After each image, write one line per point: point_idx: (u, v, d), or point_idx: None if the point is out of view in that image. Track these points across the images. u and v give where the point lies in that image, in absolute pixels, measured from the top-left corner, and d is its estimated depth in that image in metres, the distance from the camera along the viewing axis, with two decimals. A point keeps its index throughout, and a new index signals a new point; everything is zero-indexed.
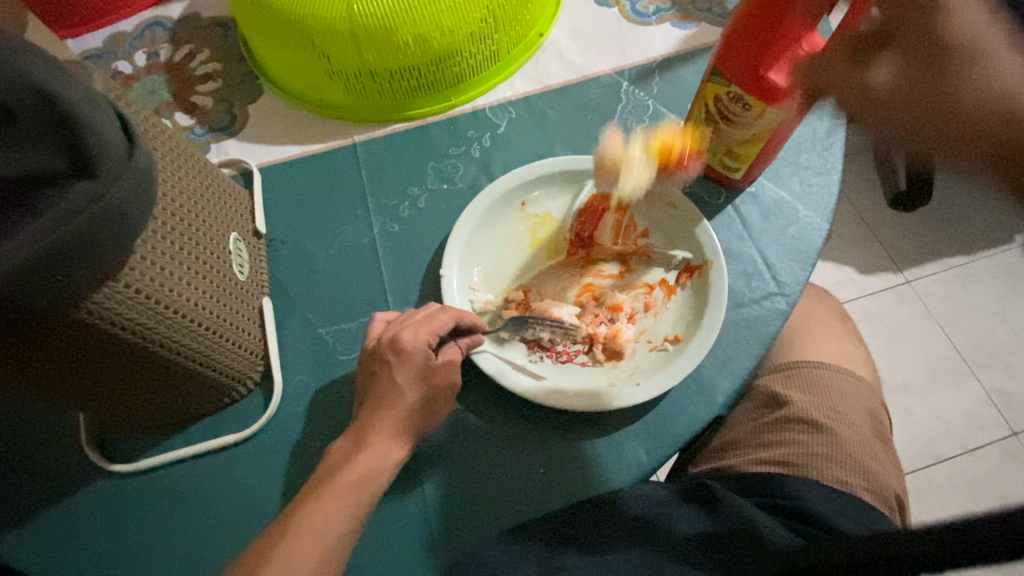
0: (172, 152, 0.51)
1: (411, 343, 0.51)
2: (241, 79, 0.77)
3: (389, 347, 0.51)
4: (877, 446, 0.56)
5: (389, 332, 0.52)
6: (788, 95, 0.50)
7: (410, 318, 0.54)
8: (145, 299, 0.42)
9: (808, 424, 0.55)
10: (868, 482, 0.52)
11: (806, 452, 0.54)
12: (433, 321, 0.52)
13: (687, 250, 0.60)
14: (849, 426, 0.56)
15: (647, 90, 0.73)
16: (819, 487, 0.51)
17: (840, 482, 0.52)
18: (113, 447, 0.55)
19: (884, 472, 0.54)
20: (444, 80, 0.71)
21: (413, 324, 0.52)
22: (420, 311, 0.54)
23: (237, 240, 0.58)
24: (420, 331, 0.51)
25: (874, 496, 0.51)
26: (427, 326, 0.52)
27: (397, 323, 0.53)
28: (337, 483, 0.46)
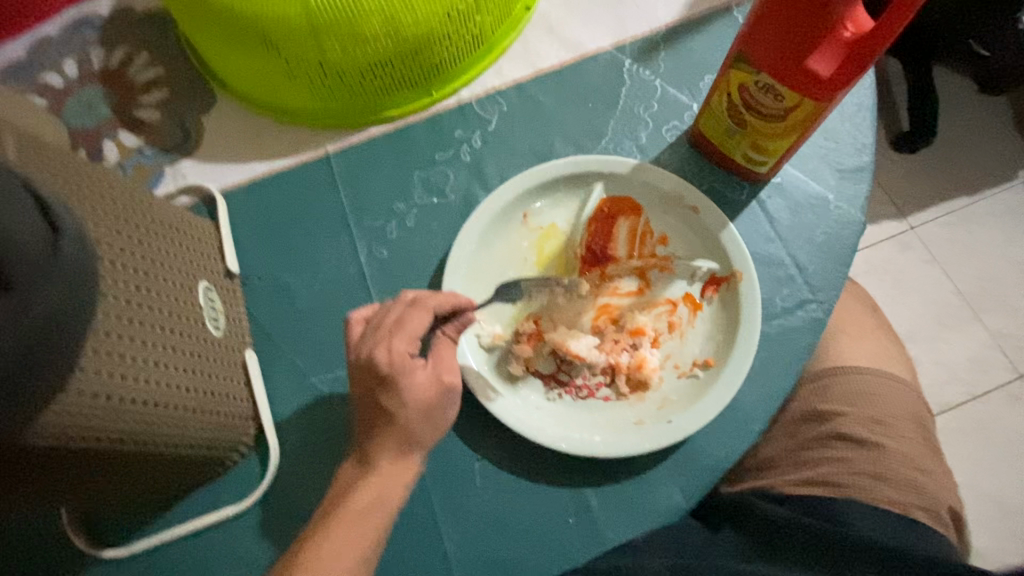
0: (123, 206, 0.44)
1: (390, 360, 0.45)
2: (188, 85, 0.67)
3: (368, 372, 0.45)
4: (922, 461, 0.53)
5: (363, 346, 0.46)
6: (830, 86, 0.43)
7: (381, 323, 0.47)
8: (109, 401, 0.36)
9: (855, 441, 0.53)
10: (918, 502, 0.49)
11: (854, 472, 0.51)
12: (408, 326, 0.46)
13: (711, 259, 0.54)
14: (898, 438, 0.54)
15: (652, 68, 0.64)
16: (861, 507, 0.49)
17: (892, 504, 0.50)
18: (102, 531, 0.50)
19: (934, 486, 0.52)
20: (422, 72, 0.62)
21: (386, 333, 0.46)
22: (391, 313, 0.47)
23: (207, 290, 0.51)
24: (396, 343, 0.45)
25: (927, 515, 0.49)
26: (402, 333, 0.46)
27: (368, 333, 0.47)
28: (352, 532, 0.42)
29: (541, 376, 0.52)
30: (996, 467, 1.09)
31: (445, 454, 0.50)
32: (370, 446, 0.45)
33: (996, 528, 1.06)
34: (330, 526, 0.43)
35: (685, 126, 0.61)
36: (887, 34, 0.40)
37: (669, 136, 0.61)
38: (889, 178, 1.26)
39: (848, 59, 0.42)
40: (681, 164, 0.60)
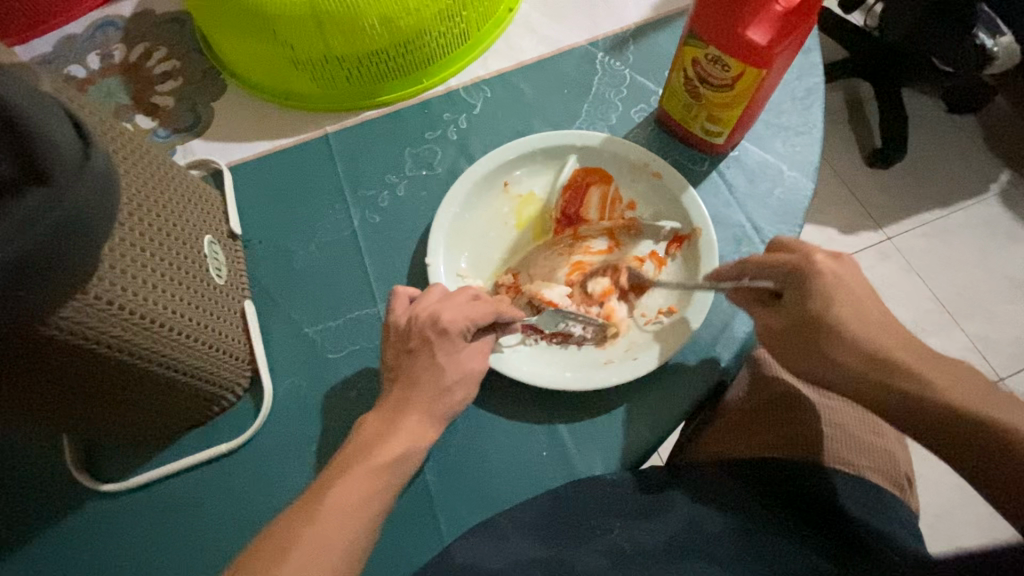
0: (140, 157, 0.49)
1: (452, 331, 0.48)
2: (201, 76, 0.74)
3: (423, 328, 0.48)
4: None
5: (427, 310, 0.49)
6: (768, 53, 0.49)
7: (451, 298, 0.50)
8: (118, 310, 0.40)
9: (814, 406, 0.57)
10: None
11: (815, 435, 0.55)
12: (477, 311, 0.49)
13: (675, 220, 0.59)
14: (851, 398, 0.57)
15: (623, 59, 0.71)
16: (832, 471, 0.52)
17: (846, 464, 0.54)
18: (103, 466, 0.53)
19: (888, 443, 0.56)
20: (414, 61, 0.68)
21: (452, 306, 0.49)
22: (457, 295, 0.50)
23: (211, 242, 0.56)
24: (463, 316, 0.49)
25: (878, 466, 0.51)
26: (468, 314, 0.49)
27: (435, 300, 0.50)
28: (368, 463, 0.43)
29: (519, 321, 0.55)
30: None
31: None
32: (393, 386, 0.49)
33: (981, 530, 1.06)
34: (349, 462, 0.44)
35: (652, 109, 0.68)
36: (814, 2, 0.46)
37: (638, 117, 0.67)
38: (861, 189, 1.33)
39: (783, 28, 0.48)
40: (648, 141, 0.65)
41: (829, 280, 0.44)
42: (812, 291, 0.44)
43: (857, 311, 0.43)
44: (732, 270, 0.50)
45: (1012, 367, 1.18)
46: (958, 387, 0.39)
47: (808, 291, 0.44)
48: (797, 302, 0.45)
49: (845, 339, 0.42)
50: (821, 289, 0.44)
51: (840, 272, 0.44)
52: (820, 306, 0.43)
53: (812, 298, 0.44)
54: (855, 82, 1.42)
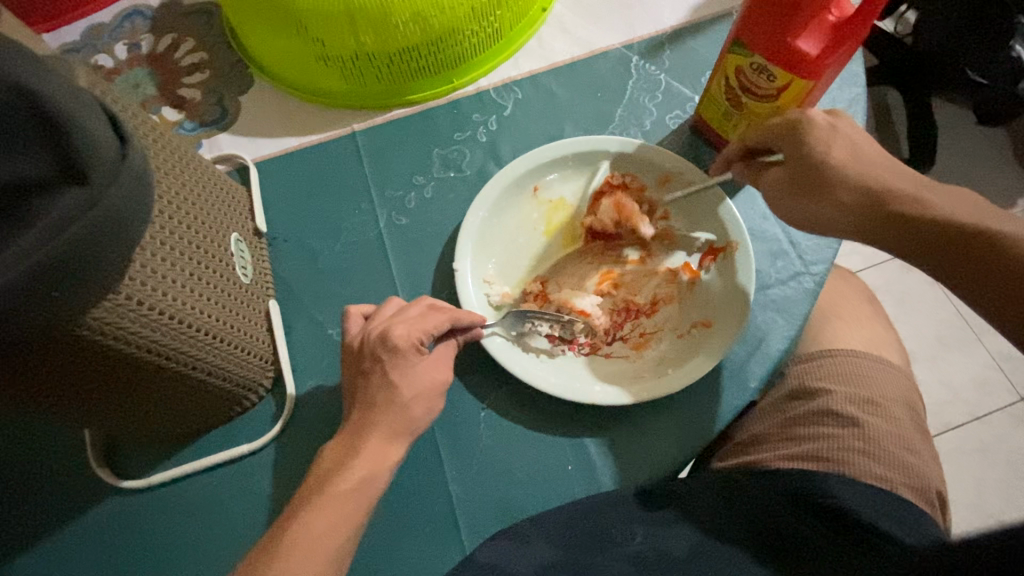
0: (171, 154, 0.48)
1: (401, 344, 0.46)
2: (229, 69, 0.73)
3: (376, 350, 0.47)
4: (923, 443, 0.53)
5: (376, 329, 0.48)
6: (817, 64, 0.48)
7: (398, 315, 0.49)
8: (147, 311, 0.39)
9: (845, 418, 0.51)
10: (909, 479, 0.48)
11: (843, 448, 0.49)
12: (428, 322, 0.48)
13: (710, 231, 0.57)
14: (890, 420, 0.52)
15: (658, 64, 0.69)
16: (849, 480, 0.47)
17: (878, 480, 0.48)
18: (122, 463, 0.53)
19: (923, 466, 0.50)
20: (446, 61, 0.67)
21: (403, 321, 0.48)
22: (410, 308, 0.49)
23: (238, 240, 0.55)
24: (413, 329, 0.47)
25: (918, 494, 0.47)
26: (419, 325, 0.48)
27: (380, 319, 0.49)
28: (331, 491, 0.42)
29: (541, 327, 0.54)
30: (998, 490, 1.08)
31: (452, 403, 0.53)
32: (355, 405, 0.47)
33: None
34: (311, 493, 0.43)
35: (688, 116, 0.66)
36: (870, 13, 0.44)
37: (672, 124, 0.65)
38: None
39: (835, 39, 0.47)
40: (683, 149, 0.64)
41: (824, 128, 0.46)
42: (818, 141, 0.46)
43: (872, 166, 0.45)
44: (735, 147, 0.53)
45: None
46: (969, 215, 0.42)
47: (809, 133, 0.46)
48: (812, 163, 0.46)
49: (844, 172, 0.45)
50: (822, 132, 0.46)
51: (844, 124, 0.47)
52: (839, 168, 0.45)
53: (814, 138, 0.46)
54: (884, 89, 1.38)
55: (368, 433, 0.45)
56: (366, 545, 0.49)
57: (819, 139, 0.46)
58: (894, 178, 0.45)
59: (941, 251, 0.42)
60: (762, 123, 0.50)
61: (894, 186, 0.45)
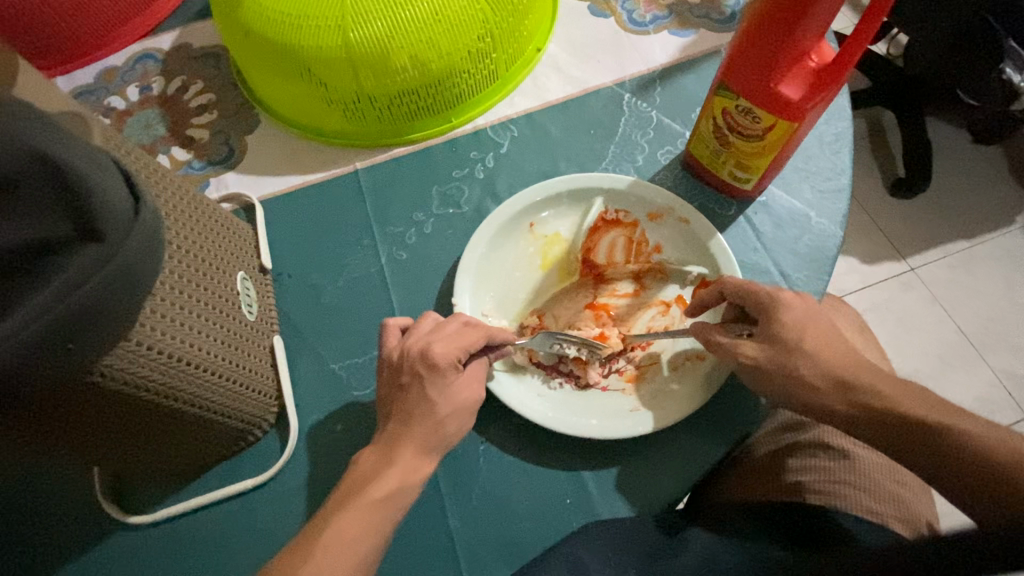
0: (181, 202, 0.51)
1: (440, 360, 0.48)
2: (236, 109, 0.76)
3: (413, 365, 0.48)
4: (913, 476, 0.53)
5: (416, 344, 0.49)
6: (798, 108, 0.50)
7: (438, 330, 0.50)
8: (157, 355, 0.41)
9: (836, 451, 0.52)
10: (899, 512, 0.49)
11: (834, 480, 0.50)
12: (466, 339, 0.49)
13: (701, 266, 0.59)
14: (879, 452, 0.53)
15: (650, 101, 0.72)
16: (846, 513, 0.48)
17: (870, 513, 0.48)
18: (130, 498, 0.54)
19: (915, 499, 0.51)
20: (444, 101, 0.70)
21: (442, 338, 0.49)
22: (449, 324, 0.50)
23: (244, 279, 0.57)
24: (451, 347, 0.48)
25: (908, 526, 0.48)
26: (457, 343, 0.49)
27: (422, 335, 0.50)
28: (364, 497, 0.43)
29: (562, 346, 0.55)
30: None
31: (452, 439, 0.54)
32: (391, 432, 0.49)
33: None
34: (344, 501, 0.44)
35: (679, 152, 0.68)
36: (847, 60, 0.47)
37: (664, 159, 0.68)
38: (885, 220, 1.31)
39: (816, 83, 0.49)
40: (675, 184, 0.66)
41: (795, 312, 0.47)
42: (788, 323, 0.46)
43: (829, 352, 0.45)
44: (712, 292, 0.53)
45: None
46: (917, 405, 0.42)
47: (781, 321, 0.47)
48: (776, 341, 0.46)
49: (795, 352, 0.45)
50: (794, 317, 0.47)
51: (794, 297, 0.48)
52: (795, 349, 0.45)
53: (786, 326, 0.46)
54: (878, 111, 1.40)
55: (396, 451, 0.45)
56: None
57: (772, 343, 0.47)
58: (841, 360, 0.45)
59: (899, 436, 0.41)
60: (738, 276, 0.51)
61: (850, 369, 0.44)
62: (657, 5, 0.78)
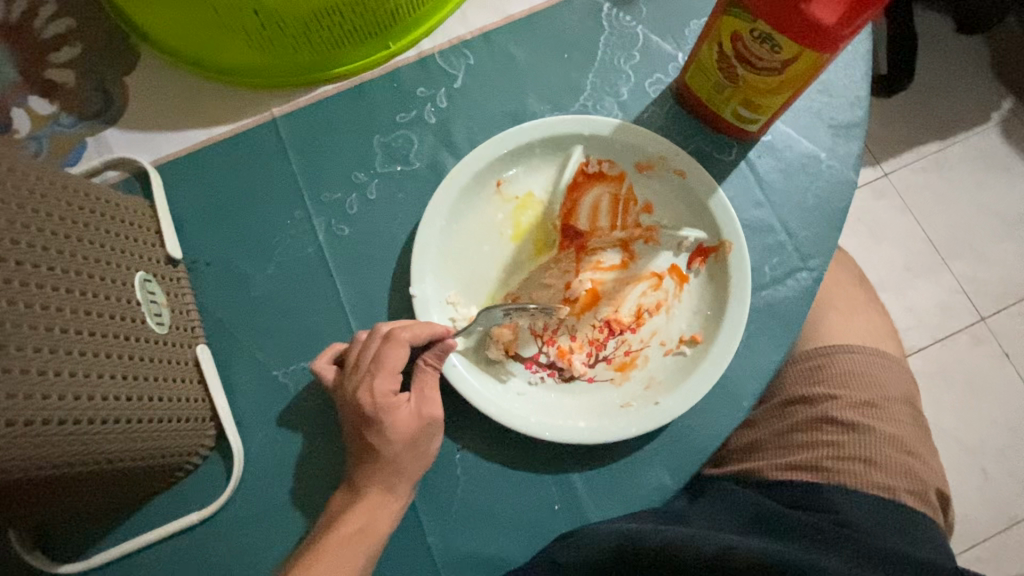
0: (47, 198, 0.38)
1: (373, 402, 0.43)
2: (107, 42, 0.58)
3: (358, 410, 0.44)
4: (924, 441, 0.50)
5: (346, 389, 0.45)
6: (833, 35, 0.39)
7: (360, 363, 0.45)
8: (29, 425, 0.31)
9: (842, 424, 0.48)
10: (913, 485, 0.45)
11: (839, 456, 0.47)
12: (387, 364, 0.44)
13: (700, 229, 0.50)
14: (892, 423, 0.49)
15: (633, 13, 0.58)
16: (851, 493, 0.44)
17: (881, 488, 0.44)
18: (54, 546, 0.46)
19: (928, 470, 0.47)
20: (378, 22, 0.55)
21: (367, 376, 0.44)
22: (370, 349, 0.45)
23: (146, 281, 0.45)
24: (377, 383, 0.44)
25: (923, 501, 0.45)
26: (383, 371, 0.44)
27: (348, 374, 0.45)
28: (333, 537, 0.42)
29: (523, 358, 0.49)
30: (957, 410, 1.09)
31: None
32: (362, 473, 0.44)
33: (958, 468, 1.07)
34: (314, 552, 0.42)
35: (670, 80, 0.56)
36: None
37: (653, 91, 0.56)
38: None
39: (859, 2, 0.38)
40: (666, 123, 0.55)
41: None
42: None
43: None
44: None
45: (998, 306, 1.13)
46: None
47: None
48: None
49: None
50: None
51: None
52: None
53: None
54: None
55: None
56: None
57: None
58: None
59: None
60: None
61: None
62: None
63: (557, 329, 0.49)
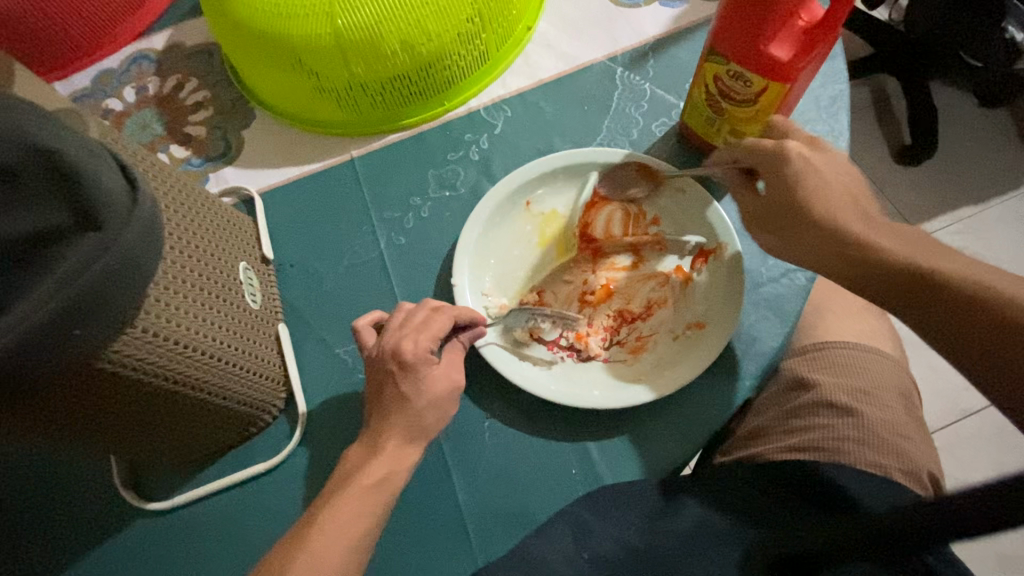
0: (185, 196, 0.51)
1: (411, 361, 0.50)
2: (231, 105, 0.76)
3: (387, 363, 0.50)
4: (916, 429, 0.54)
5: (388, 341, 0.51)
6: (790, 68, 0.49)
7: (407, 323, 0.52)
8: (163, 340, 0.42)
9: (839, 408, 0.53)
10: (902, 464, 0.50)
11: (837, 437, 0.51)
12: (432, 327, 0.51)
13: (700, 235, 0.59)
14: (883, 408, 0.53)
15: (642, 74, 0.71)
16: (849, 470, 0.49)
17: (874, 466, 0.49)
18: (147, 487, 0.55)
19: (918, 452, 0.51)
20: (437, 85, 0.70)
21: (412, 332, 0.51)
22: (416, 316, 0.52)
23: (246, 269, 0.57)
24: (420, 339, 0.50)
25: (911, 477, 0.49)
26: (427, 332, 0.51)
27: (393, 329, 0.51)
28: (354, 484, 0.46)
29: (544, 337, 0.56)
30: None
31: (461, 416, 0.54)
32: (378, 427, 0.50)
33: None
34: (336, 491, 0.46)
35: (673, 123, 0.68)
36: (837, 17, 0.46)
37: (659, 132, 0.67)
38: (892, 188, 1.25)
39: (806, 43, 0.48)
40: (670, 155, 0.66)
41: (797, 164, 0.47)
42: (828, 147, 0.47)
43: (845, 203, 0.46)
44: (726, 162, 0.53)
45: None
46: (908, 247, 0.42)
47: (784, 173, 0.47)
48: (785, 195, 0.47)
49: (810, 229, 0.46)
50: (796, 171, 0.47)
51: (818, 159, 0.47)
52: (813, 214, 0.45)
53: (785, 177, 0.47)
54: (882, 80, 1.35)
55: (387, 434, 0.48)
56: (388, 547, 0.51)
57: (800, 163, 0.47)
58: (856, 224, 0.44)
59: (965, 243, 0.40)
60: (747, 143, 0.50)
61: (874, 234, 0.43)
62: None
63: (575, 317, 0.58)
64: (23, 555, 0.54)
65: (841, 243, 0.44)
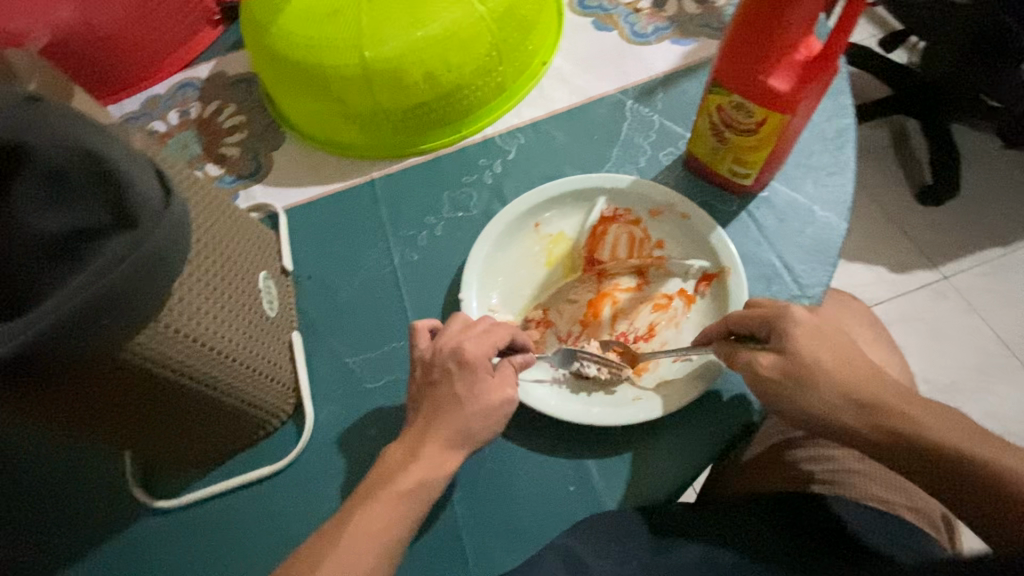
0: (216, 207, 0.55)
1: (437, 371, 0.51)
2: (264, 129, 0.81)
3: (446, 361, 0.50)
4: None
5: (448, 341, 0.51)
6: (789, 99, 0.51)
7: (468, 329, 0.52)
8: (183, 337, 0.44)
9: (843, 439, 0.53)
10: (910, 502, 0.50)
11: (843, 470, 0.51)
12: (495, 336, 0.51)
13: (704, 259, 0.60)
14: None
15: (651, 106, 0.74)
16: (853, 505, 0.48)
17: (880, 502, 0.49)
18: (157, 484, 0.57)
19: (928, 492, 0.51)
20: (455, 113, 0.74)
21: (474, 338, 0.51)
22: (478, 324, 0.52)
23: (266, 278, 0.60)
24: (483, 345, 0.50)
25: (921, 516, 0.49)
26: (488, 340, 0.51)
27: (452, 332, 0.52)
28: (393, 487, 0.45)
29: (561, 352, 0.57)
30: None
31: None
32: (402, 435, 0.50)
33: None
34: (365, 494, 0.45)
35: (680, 153, 0.70)
36: (834, 49, 0.48)
37: (666, 160, 0.70)
38: (913, 228, 1.24)
39: (804, 75, 0.50)
40: (676, 183, 0.68)
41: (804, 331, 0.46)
42: (798, 340, 0.46)
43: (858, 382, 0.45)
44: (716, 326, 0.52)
45: None
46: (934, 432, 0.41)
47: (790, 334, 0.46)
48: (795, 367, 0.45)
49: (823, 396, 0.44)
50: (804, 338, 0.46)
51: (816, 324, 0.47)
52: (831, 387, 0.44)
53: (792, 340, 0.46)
54: (903, 119, 1.35)
55: (428, 440, 0.47)
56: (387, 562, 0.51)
57: (795, 334, 0.46)
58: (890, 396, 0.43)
59: (940, 476, 0.40)
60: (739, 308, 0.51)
61: (912, 411, 0.42)
62: (659, 17, 0.81)
63: (579, 335, 0.60)
64: (38, 546, 0.56)
65: (863, 425, 0.43)
